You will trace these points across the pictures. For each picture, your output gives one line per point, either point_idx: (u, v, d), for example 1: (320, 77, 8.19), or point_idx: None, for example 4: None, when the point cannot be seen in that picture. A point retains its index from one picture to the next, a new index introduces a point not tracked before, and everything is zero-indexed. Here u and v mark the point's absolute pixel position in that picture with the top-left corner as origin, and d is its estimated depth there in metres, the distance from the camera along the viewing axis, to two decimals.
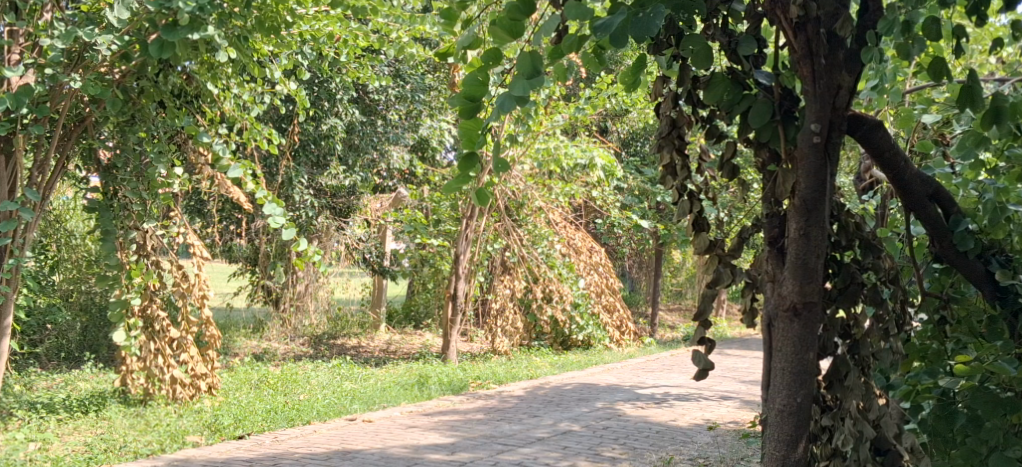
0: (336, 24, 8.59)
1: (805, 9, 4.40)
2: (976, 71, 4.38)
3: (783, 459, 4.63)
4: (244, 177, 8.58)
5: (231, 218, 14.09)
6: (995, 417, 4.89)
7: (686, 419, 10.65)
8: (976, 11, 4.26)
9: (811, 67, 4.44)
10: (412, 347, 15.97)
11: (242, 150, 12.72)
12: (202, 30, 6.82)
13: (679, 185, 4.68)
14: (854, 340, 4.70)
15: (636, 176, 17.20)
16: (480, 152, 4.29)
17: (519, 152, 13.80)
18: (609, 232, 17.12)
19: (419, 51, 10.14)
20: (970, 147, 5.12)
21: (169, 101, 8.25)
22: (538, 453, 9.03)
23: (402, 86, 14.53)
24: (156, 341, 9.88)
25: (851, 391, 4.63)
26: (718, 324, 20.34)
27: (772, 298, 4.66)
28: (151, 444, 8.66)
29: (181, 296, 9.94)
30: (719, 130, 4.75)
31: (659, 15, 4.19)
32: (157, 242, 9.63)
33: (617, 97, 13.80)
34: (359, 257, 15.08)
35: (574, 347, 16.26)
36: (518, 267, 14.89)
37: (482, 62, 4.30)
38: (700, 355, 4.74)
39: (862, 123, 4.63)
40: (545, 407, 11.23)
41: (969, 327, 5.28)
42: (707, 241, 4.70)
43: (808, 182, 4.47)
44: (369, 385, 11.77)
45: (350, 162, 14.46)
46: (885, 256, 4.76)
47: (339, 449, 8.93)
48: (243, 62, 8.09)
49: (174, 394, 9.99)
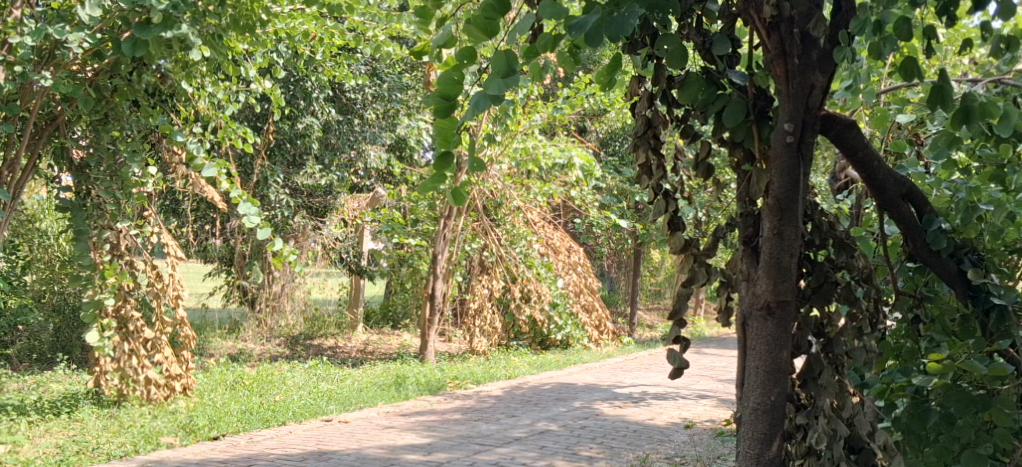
0: (311, 22, 8.59)
1: (777, 9, 4.40)
2: (947, 70, 4.36)
3: (758, 458, 4.61)
4: (219, 177, 8.48)
5: (206, 218, 14.03)
6: (967, 415, 4.92)
7: (662, 418, 10.66)
8: (947, 12, 4.27)
9: (785, 66, 4.44)
10: (390, 347, 15.92)
11: (218, 149, 12.69)
12: (176, 27, 6.84)
13: (654, 184, 4.66)
14: (828, 338, 4.72)
15: (615, 176, 17.22)
16: (455, 151, 4.26)
17: (497, 152, 13.76)
18: (588, 232, 17.18)
19: (397, 50, 10.13)
20: (942, 148, 5.09)
21: (145, 101, 8.18)
22: (516, 452, 9.00)
23: (379, 85, 14.58)
24: (131, 342, 9.76)
25: (825, 389, 4.64)
26: (696, 324, 20.41)
27: (746, 297, 4.65)
28: (125, 445, 8.61)
29: (156, 297, 9.83)
30: (694, 130, 4.73)
31: (635, 14, 4.16)
32: (132, 242, 9.48)
33: (595, 97, 13.87)
34: (337, 258, 15.03)
35: (553, 347, 16.26)
36: (496, 267, 14.92)
37: (458, 60, 4.26)
38: (674, 354, 4.73)
39: (835, 123, 4.63)
40: (522, 407, 11.19)
41: (943, 327, 5.14)
42: (683, 241, 4.66)
43: (781, 181, 4.48)
44: (347, 386, 11.76)
45: (326, 161, 14.45)
46: (859, 255, 4.77)
47: (315, 450, 8.90)
48: (218, 60, 8.06)
49: (149, 395, 9.91)
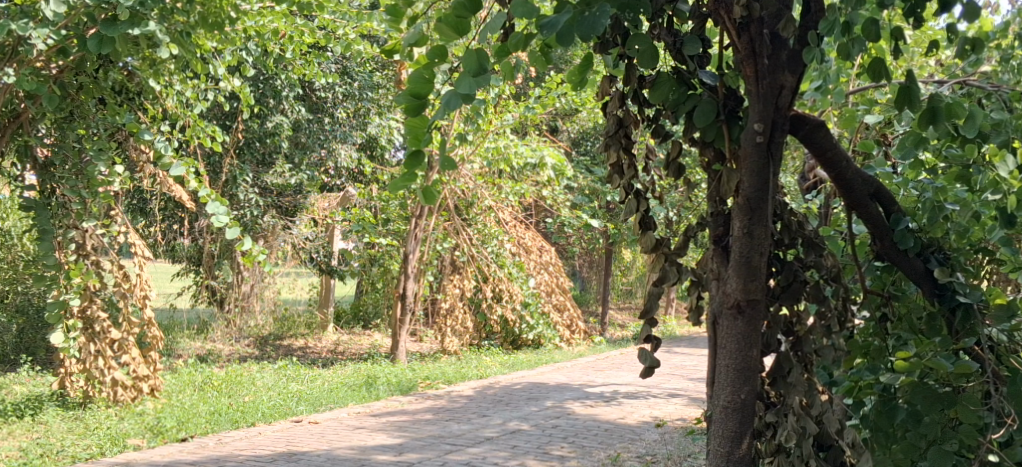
0: (280, 19, 8.56)
1: (748, 10, 4.40)
2: (914, 71, 4.36)
3: (728, 456, 4.59)
4: (187, 176, 8.41)
5: (174, 217, 13.93)
6: (934, 412, 4.94)
7: (633, 417, 10.67)
8: (915, 14, 4.29)
9: (755, 66, 4.44)
10: (361, 347, 15.86)
11: (186, 148, 12.62)
12: (143, 25, 6.83)
13: (626, 184, 4.67)
14: (797, 337, 4.72)
15: (586, 176, 17.25)
16: (426, 150, 4.21)
17: (469, 151, 13.74)
18: (559, 231, 17.20)
19: (367, 47, 10.09)
20: (909, 148, 5.11)
21: (112, 99, 8.09)
22: (487, 453, 8.98)
23: (349, 83, 14.53)
24: (97, 342, 9.72)
25: (794, 387, 4.65)
26: (667, 324, 20.45)
27: (717, 296, 4.65)
28: (90, 448, 8.55)
29: (123, 297, 9.71)
30: (665, 130, 4.73)
31: (606, 13, 4.11)
32: (98, 241, 9.43)
33: (565, 97, 13.89)
34: (306, 257, 14.96)
35: (524, 347, 16.23)
36: (468, 266, 14.93)
37: (429, 59, 4.25)
38: (646, 353, 4.72)
39: (803, 124, 4.64)
40: (494, 406, 11.16)
41: (909, 326, 5.19)
42: (654, 240, 4.65)
43: (751, 181, 4.48)
44: (317, 386, 11.70)
45: (296, 160, 14.37)
46: (828, 254, 4.77)
47: (285, 451, 8.84)
48: (187, 58, 7.98)
49: (115, 397, 9.82)
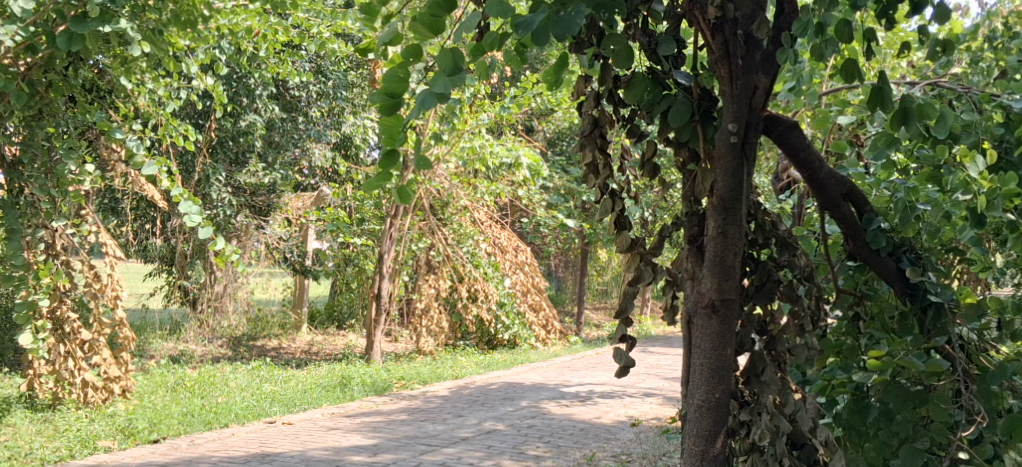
0: (254, 17, 8.51)
1: (722, 11, 4.40)
2: (886, 72, 4.36)
3: (702, 455, 4.58)
4: (160, 175, 8.34)
5: (146, 217, 13.84)
6: (905, 410, 4.92)
7: (609, 416, 10.67)
8: (886, 15, 4.30)
9: (728, 67, 4.43)
10: (335, 347, 15.82)
11: (158, 147, 12.54)
12: (114, 23, 6.75)
13: (601, 183, 4.65)
14: (770, 336, 4.73)
15: (562, 176, 17.27)
16: (400, 149, 4.15)
17: (444, 150, 13.71)
18: (534, 231, 17.20)
19: (341, 47, 10.04)
20: (882, 148, 5.10)
21: (81, 97, 7.96)
22: (462, 453, 8.95)
23: (324, 82, 14.46)
24: (66, 344, 9.57)
25: (767, 385, 4.65)
26: (642, 324, 20.49)
27: (692, 295, 4.64)
28: (60, 450, 8.49)
29: (93, 297, 9.66)
30: (640, 130, 4.73)
31: (581, 14, 4.08)
32: (68, 241, 9.33)
33: (541, 97, 13.88)
34: (280, 257, 14.87)
35: (500, 347, 16.22)
36: (443, 266, 14.91)
37: (403, 58, 4.23)
38: (621, 352, 4.70)
39: (777, 124, 4.65)
40: (469, 407, 11.14)
41: (881, 325, 5.20)
42: (629, 240, 4.67)
43: (725, 181, 4.47)
44: (291, 387, 11.65)
45: (270, 159, 14.32)
46: (801, 254, 4.79)
47: (259, 452, 8.78)
48: (159, 56, 7.93)
49: (86, 398, 9.78)
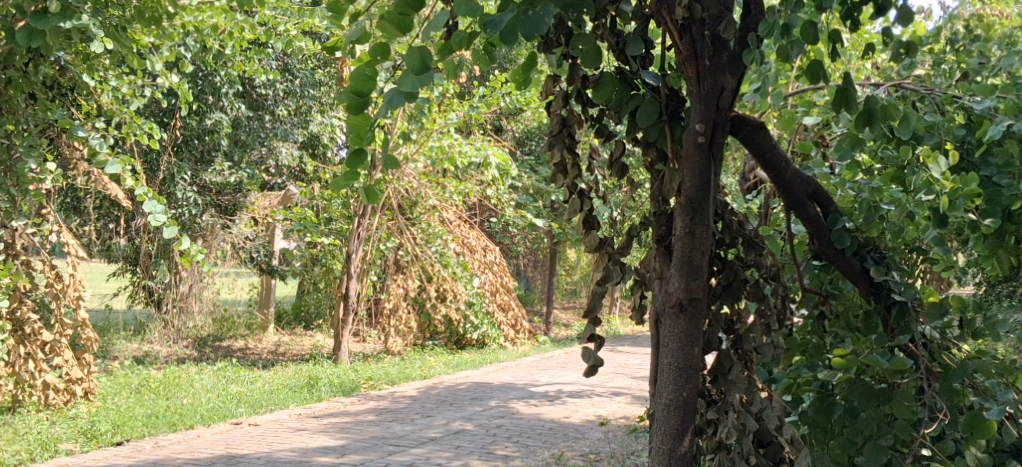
0: (219, 15, 8.47)
1: (689, 11, 4.38)
2: (851, 73, 4.36)
3: (670, 454, 4.57)
4: (123, 174, 8.25)
5: (109, 216, 13.72)
6: (870, 408, 4.92)
7: (577, 416, 10.67)
8: (850, 16, 4.32)
9: (696, 68, 4.42)
10: (302, 347, 15.76)
11: (122, 146, 12.43)
12: (76, 18, 6.56)
13: (570, 183, 4.61)
14: (737, 334, 4.72)
15: (530, 176, 17.27)
16: (368, 148, 4.13)
17: (412, 149, 13.68)
18: (503, 231, 17.18)
19: (308, 45, 9.97)
20: (846, 148, 5.11)
21: (43, 94, 7.83)
22: (431, 453, 8.91)
23: (291, 80, 14.38)
24: (27, 345, 9.46)
25: (734, 384, 4.64)
26: (611, 322, 20.51)
27: (660, 294, 4.64)
28: (20, 453, 8.38)
29: (55, 297, 9.54)
30: (608, 130, 4.72)
31: (549, 13, 4.03)
32: (28, 240, 9.26)
33: (509, 96, 13.86)
34: (247, 257, 14.75)
35: (468, 346, 16.19)
36: (411, 266, 14.84)
37: (371, 57, 4.18)
38: (589, 352, 4.67)
39: (744, 125, 4.63)
40: (437, 407, 11.11)
41: (846, 324, 5.23)
42: (597, 240, 4.63)
43: (692, 181, 4.46)
44: (257, 388, 11.56)
45: (236, 158, 14.25)
46: (767, 253, 4.80)
47: (225, 454, 8.72)
48: (121, 54, 7.87)
49: (47, 401, 9.69)
